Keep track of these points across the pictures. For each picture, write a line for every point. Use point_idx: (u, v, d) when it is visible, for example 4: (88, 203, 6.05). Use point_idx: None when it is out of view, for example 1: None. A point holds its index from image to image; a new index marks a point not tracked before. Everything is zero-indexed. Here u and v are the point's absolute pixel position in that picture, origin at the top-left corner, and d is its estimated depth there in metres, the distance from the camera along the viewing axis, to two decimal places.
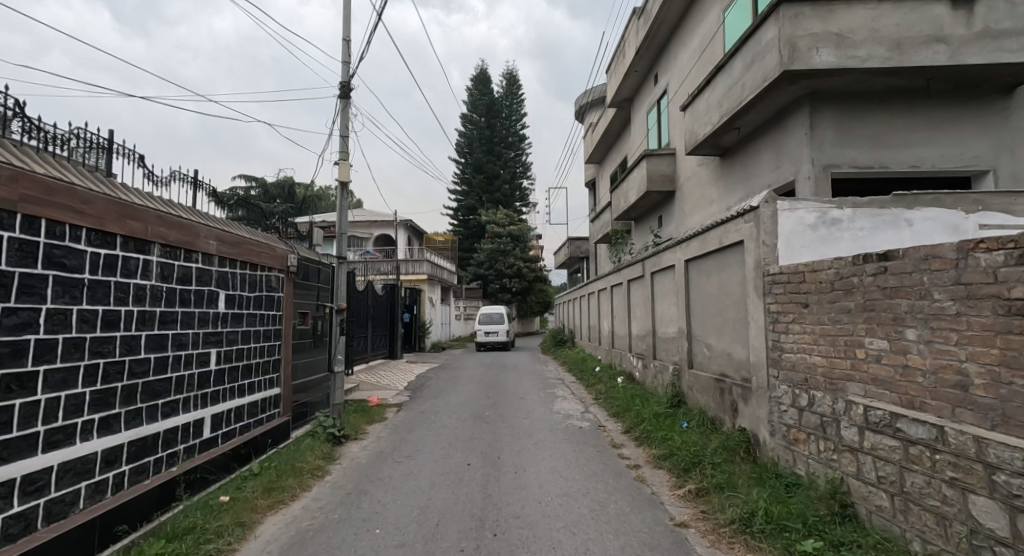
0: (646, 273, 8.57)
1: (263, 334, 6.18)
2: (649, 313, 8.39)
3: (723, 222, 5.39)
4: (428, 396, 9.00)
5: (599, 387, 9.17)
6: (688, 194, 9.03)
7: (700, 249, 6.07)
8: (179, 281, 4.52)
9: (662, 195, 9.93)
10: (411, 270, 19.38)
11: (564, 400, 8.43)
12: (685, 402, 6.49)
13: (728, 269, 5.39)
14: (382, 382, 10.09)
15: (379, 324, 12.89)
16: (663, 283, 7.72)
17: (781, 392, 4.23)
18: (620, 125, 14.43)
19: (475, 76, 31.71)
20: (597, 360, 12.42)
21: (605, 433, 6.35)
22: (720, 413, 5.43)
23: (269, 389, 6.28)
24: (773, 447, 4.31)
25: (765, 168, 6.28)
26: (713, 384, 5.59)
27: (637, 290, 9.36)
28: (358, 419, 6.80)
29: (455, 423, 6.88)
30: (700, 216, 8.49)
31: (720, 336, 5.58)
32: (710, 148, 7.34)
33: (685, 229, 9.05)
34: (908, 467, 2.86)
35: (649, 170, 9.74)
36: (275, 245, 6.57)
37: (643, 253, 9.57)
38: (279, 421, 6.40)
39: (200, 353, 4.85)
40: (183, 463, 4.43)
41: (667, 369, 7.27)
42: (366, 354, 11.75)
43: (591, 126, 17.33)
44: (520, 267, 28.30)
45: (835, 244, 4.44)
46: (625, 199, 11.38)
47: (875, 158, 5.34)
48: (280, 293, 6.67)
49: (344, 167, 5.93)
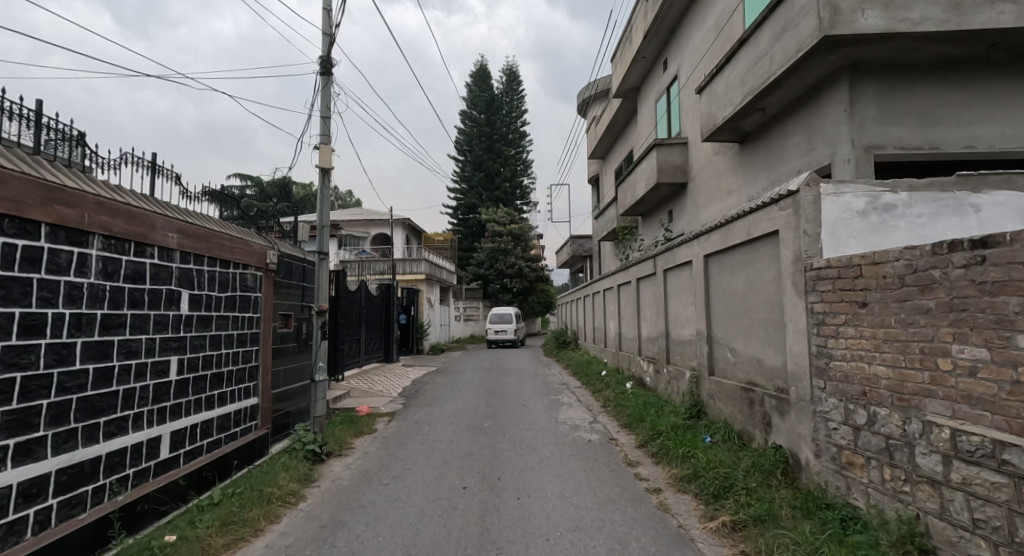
0: (658, 271, 7.94)
1: (238, 338, 5.57)
2: (662, 315, 7.77)
3: (752, 211, 4.76)
4: (423, 404, 8.38)
5: (608, 393, 8.54)
6: (703, 186, 8.41)
7: (723, 242, 5.45)
8: (129, 279, 3.91)
9: (672, 188, 9.31)
10: (408, 270, 18.78)
11: (570, 408, 7.81)
12: (705, 412, 5.87)
13: (757, 265, 4.77)
14: (375, 389, 9.47)
15: (373, 326, 12.28)
16: (678, 281, 7.10)
17: (829, 407, 3.60)
18: (626, 117, 13.82)
19: (474, 72, 31.12)
20: (602, 363, 11.79)
21: (617, 447, 5.73)
22: (750, 427, 4.80)
23: (244, 400, 5.66)
24: (820, 471, 3.69)
25: (794, 152, 5.66)
26: (741, 394, 4.98)
27: (647, 289, 8.74)
28: (345, 432, 6.18)
29: (452, 436, 6.26)
30: (716, 208, 7.87)
31: (749, 340, 4.97)
32: (729, 133, 6.72)
33: (700, 223, 8.43)
34: (1019, 511, 2.24)
35: (659, 161, 9.12)
36: (252, 240, 5.96)
37: (652, 249, 8.96)
38: (256, 435, 5.78)
39: (157, 362, 4.24)
40: (133, 491, 3.82)
41: (683, 375, 6.65)
42: (359, 358, 11.14)
43: (594, 119, 16.71)
44: (520, 266, 27.69)
45: (889, 233, 3.82)
46: (633, 193, 10.76)
47: (925, 138, 4.73)
48: (258, 294, 6.05)
49: (325, 152, 5.31)
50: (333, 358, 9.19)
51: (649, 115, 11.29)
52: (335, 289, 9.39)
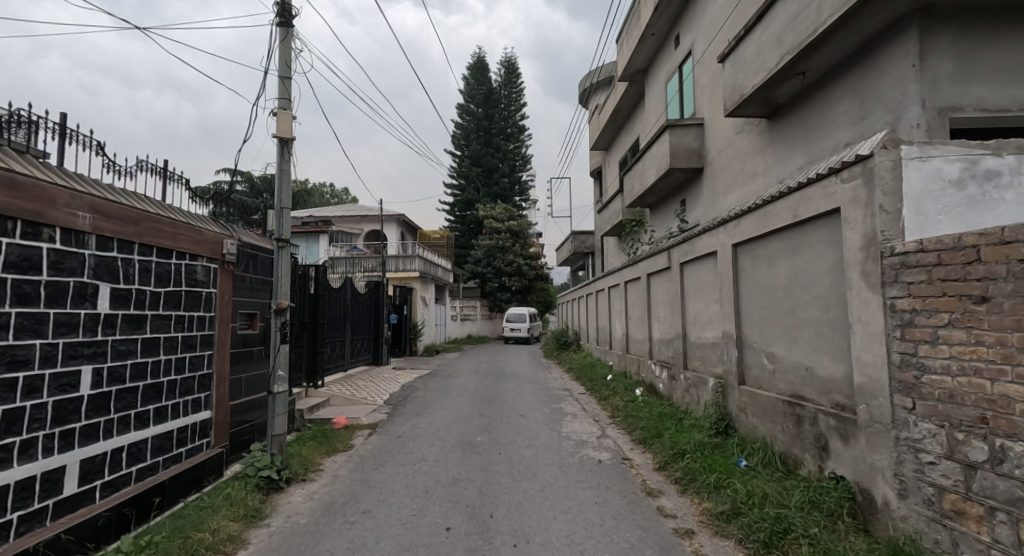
0: (674, 265, 7.08)
1: (184, 341, 4.71)
2: (678, 314, 6.91)
3: (800, 188, 3.91)
4: (410, 415, 7.51)
5: (617, 403, 7.67)
6: (722, 170, 7.55)
7: (758, 227, 4.61)
8: (12, 270, 3.06)
9: (686, 174, 8.46)
10: (401, 267, 17.93)
11: (575, 420, 6.94)
12: (735, 428, 5.01)
13: (807, 253, 3.91)
14: (359, 396, 8.59)
15: (361, 326, 11.42)
16: (698, 275, 6.25)
17: (921, 435, 2.75)
18: (631, 103, 12.98)
19: (472, 65, 30.29)
20: (608, 367, 10.93)
21: (632, 469, 4.88)
22: (796, 451, 3.94)
23: (193, 415, 4.80)
24: (907, 516, 2.83)
25: (842, 122, 4.82)
26: (785, 409, 4.12)
27: (659, 285, 7.88)
28: (315, 451, 5.32)
29: (440, 454, 5.41)
30: (738, 195, 7.02)
31: (794, 344, 4.10)
32: (758, 107, 5.87)
33: (719, 211, 7.59)
34: None
35: (671, 144, 8.27)
36: (204, 226, 5.10)
37: (665, 241, 8.11)
38: (209, 455, 4.92)
39: (60, 375, 3.39)
40: (16, 542, 2.98)
41: (706, 383, 5.80)
42: (343, 362, 10.27)
43: (597, 108, 15.85)
44: (519, 264, 26.82)
45: (991, 208, 2.98)
46: (641, 182, 9.90)
47: (1010, 98, 3.90)
48: (212, 290, 5.18)
49: (284, 119, 4.46)
50: (310, 363, 8.30)
51: (658, 98, 10.44)
52: (315, 287, 8.52)
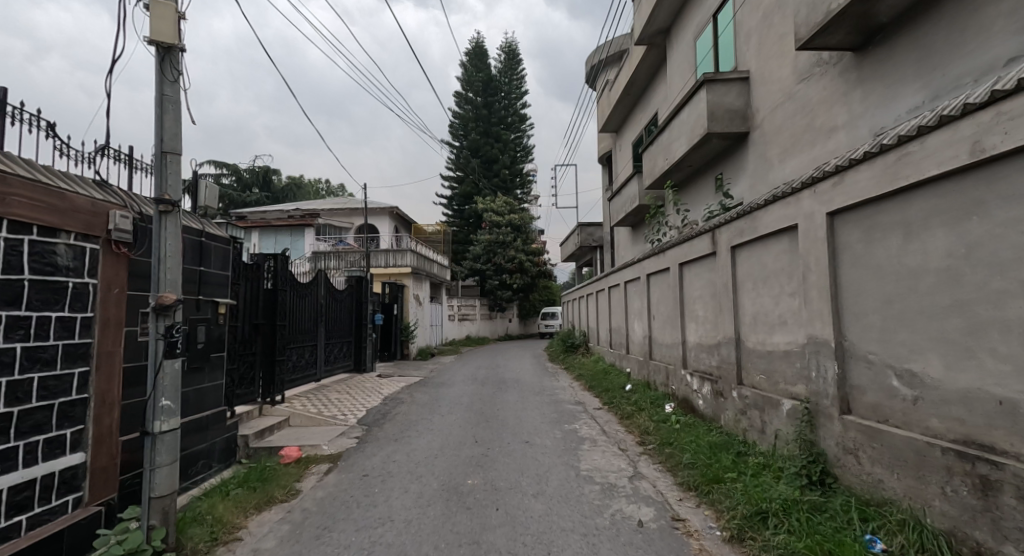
0: (721, 251, 5.57)
1: (28, 355, 3.20)
2: (728, 313, 5.38)
3: (989, 104, 2.37)
4: (388, 442, 6.01)
5: (647, 426, 6.13)
6: (777, 132, 6.02)
7: (882, 182, 3.08)
8: None
9: (726, 140, 6.94)
10: (392, 262, 16.30)
11: (596, 451, 5.41)
12: (838, 478, 3.47)
13: (1003, 211, 2.37)
14: (326, 415, 7.07)
15: (338, 328, 9.91)
16: (761, 262, 4.73)
17: None
18: (649, 73, 11.43)
19: (470, 50, 28.69)
20: (625, 376, 9.44)
21: (691, 539, 3.33)
22: (981, 536, 2.40)
23: (46, 463, 3.28)
24: None
25: (1003, 28, 3.32)
26: (951, 464, 2.58)
27: (698, 278, 6.35)
28: (238, 509, 3.79)
29: (416, 511, 3.87)
30: (805, 158, 5.48)
31: (964, 359, 2.57)
32: (847, 31, 4.35)
33: (775, 183, 6.08)
34: None
35: (709, 104, 6.76)
36: (74, 189, 3.58)
37: (703, 223, 6.58)
38: (76, 521, 3.40)
39: None
40: None
41: (779, 407, 4.29)
42: (314, 370, 8.77)
43: (608, 85, 14.32)
44: (521, 261, 25.28)
45: None
46: (667, 157, 8.39)
47: None
48: (90, 281, 3.66)
49: (164, 14, 2.90)
50: (264, 375, 6.80)
51: (686, 59, 8.92)
52: (273, 281, 7.00)
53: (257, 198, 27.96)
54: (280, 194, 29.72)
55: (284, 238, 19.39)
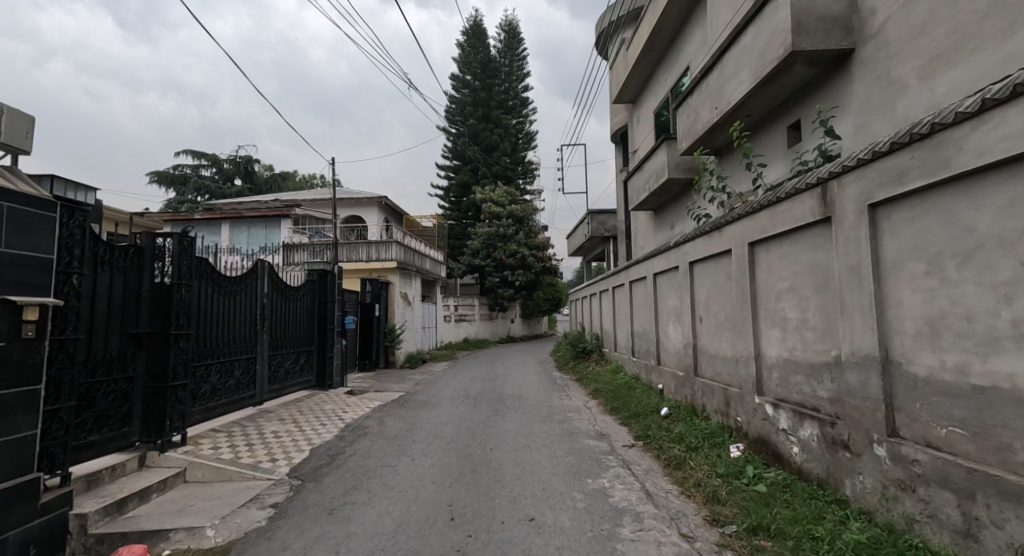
0: (843, 216, 3.45)
1: None
2: (862, 317, 3.28)
3: None
4: (323, 517, 3.90)
5: (718, 491, 4.01)
6: (917, 35, 3.90)
7: None
8: None
9: (819, 63, 4.82)
10: (374, 256, 14.22)
11: (645, 544, 3.31)
12: None
13: None
14: (245, 463, 4.97)
15: (287, 335, 7.80)
16: (957, 226, 2.61)
17: None
18: (681, 18, 9.30)
19: (467, 29, 26.58)
20: (659, 398, 7.34)
21: None
22: None
23: None
24: None
25: None
26: None
27: (790, 263, 4.25)
28: None
29: None
30: (984, 62, 3.37)
31: None
32: None
33: (914, 113, 3.96)
34: None
35: (795, 10, 4.64)
36: None
37: (793, 179, 4.41)
38: None
39: None
40: None
41: None
42: (249, 393, 6.64)
43: (625, 44, 12.16)
44: (523, 256, 23.15)
45: None
46: (719, 104, 6.28)
47: None
48: None
49: None
50: (149, 408, 4.69)
51: None
52: (168, 272, 4.88)
53: (239, 189, 26.08)
54: (263, 184, 27.71)
55: (257, 230, 17.31)
